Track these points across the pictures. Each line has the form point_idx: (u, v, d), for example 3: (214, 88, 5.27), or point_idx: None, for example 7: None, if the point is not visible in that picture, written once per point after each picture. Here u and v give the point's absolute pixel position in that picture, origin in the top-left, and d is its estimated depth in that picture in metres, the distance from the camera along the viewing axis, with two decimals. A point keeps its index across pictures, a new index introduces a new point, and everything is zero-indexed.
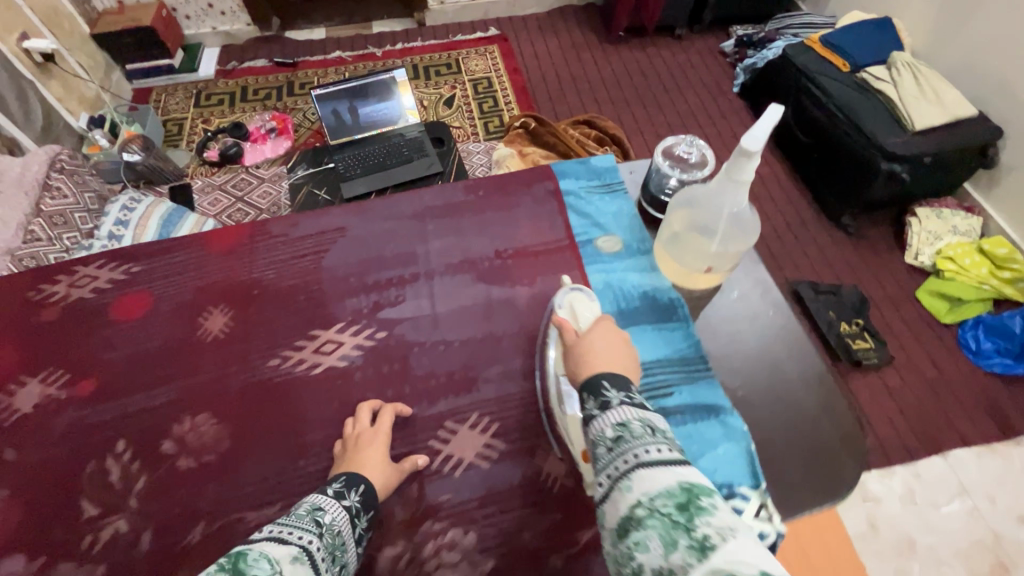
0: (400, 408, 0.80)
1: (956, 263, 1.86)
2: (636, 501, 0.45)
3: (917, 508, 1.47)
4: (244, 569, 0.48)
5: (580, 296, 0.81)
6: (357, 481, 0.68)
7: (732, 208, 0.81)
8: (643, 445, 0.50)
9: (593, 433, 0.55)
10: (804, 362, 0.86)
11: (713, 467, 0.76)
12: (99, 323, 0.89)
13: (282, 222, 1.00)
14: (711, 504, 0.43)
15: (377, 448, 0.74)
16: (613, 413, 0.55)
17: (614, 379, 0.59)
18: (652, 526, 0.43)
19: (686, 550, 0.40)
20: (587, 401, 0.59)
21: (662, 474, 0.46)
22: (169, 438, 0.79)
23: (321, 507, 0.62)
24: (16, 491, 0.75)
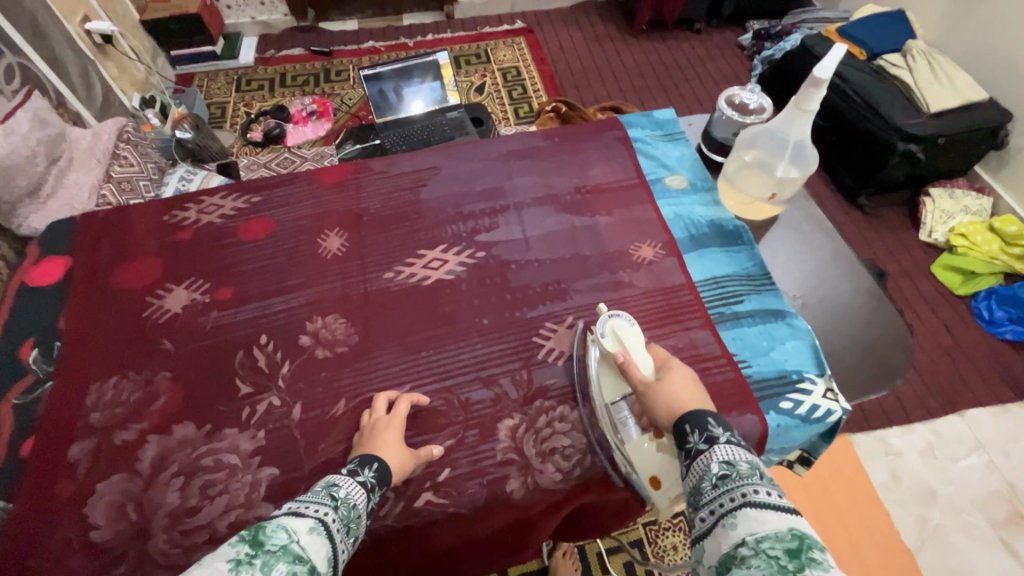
0: (416, 399, 0.82)
1: (968, 239, 1.98)
2: (743, 539, 0.49)
3: (935, 461, 1.57)
4: (262, 540, 0.51)
5: (622, 323, 0.82)
6: (371, 459, 0.71)
7: (799, 134, 0.94)
8: (752, 485, 0.54)
9: (700, 466, 0.60)
10: (856, 280, 1.00)
11: (785, 357, 0.88)
12: (230, 242, 1.01)
13: (382, 162, 1.13)
14: (823, 559, 0.45)
15: (394, 430, 0.76)
16: (721, 453, 0.60)
17: (717, 418, 0.66)
18: (755, 565, 0.46)
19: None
20: (691, 434, 0.64)
21: (771, 517, 0.50)
22: (306, 333, 0.90)
23: (335, 484, 0.66)
24: (179, 373, 0.86)
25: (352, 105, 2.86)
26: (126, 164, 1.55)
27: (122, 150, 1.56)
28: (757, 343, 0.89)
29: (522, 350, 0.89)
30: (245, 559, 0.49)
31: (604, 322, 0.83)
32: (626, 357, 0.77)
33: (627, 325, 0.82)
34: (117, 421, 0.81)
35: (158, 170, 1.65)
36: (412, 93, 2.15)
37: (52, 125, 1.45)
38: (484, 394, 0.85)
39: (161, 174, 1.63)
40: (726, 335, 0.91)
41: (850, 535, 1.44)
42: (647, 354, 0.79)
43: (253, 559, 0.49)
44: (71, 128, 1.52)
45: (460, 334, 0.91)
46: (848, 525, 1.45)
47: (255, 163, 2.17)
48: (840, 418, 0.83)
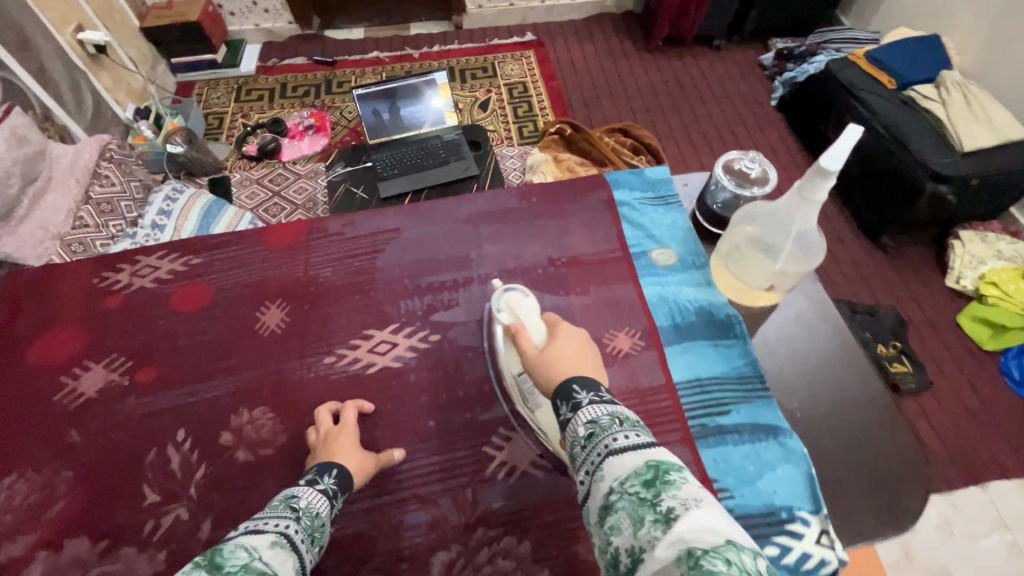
0: (361, 404, 0.80)
1: (1000, 288, 1.79)
2: (609, 489, 0.47)
3: (953, 539, 1.42)
4: (220, 562, 0.45)
5: (517, 296, 0.81)
6: (329, 466, 0.69)
7: (804, 223, 0.79)
8: (612, 434, 0.52)
9: (570, 434, 0.56)
10: (867, 388, 0.86)
11: (773, 489, 0.75)
12: (160, 312, 0.91)
13: (338, 221, 1.02)
14: (678, 478, 0.46)
15: (347, 439, 0.75)
16: (583, 412, 0.56)
17: (583, 382, 0.60)
18: (622, 506, 0.45)
19: (652, 524, 0.43)
20: (559, 406, 0.60)
21: (629, 457, 0.48)
22: (228, 429, 0.80)
23: (294, 495, 0.62)
24: (80, 475, 0.76)
25: (350, 119, 2.77)
26: (106, 184, 1.43)
27: (104, 169, 1.46)
28: (743, 468, 0.77)
29: (469, 464, 0.78)
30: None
31: (499, 296, 0.82)
32: (515, 323, 0.75)
33: (523, 297, 0.81)
34: (6, 530, 0.73)
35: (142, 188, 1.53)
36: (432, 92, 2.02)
37: (31, 143, 1.35)
38: (419, 518, 0.74)
39: (146, 193, 1.50)
40: (708, 456, 0.78)
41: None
42: (537, 322, 0.76)
43: None
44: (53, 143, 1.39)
45: (401, 437, 0.80)
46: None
47: (247, 179, 2.00)
48: (836, 569, 0.70)
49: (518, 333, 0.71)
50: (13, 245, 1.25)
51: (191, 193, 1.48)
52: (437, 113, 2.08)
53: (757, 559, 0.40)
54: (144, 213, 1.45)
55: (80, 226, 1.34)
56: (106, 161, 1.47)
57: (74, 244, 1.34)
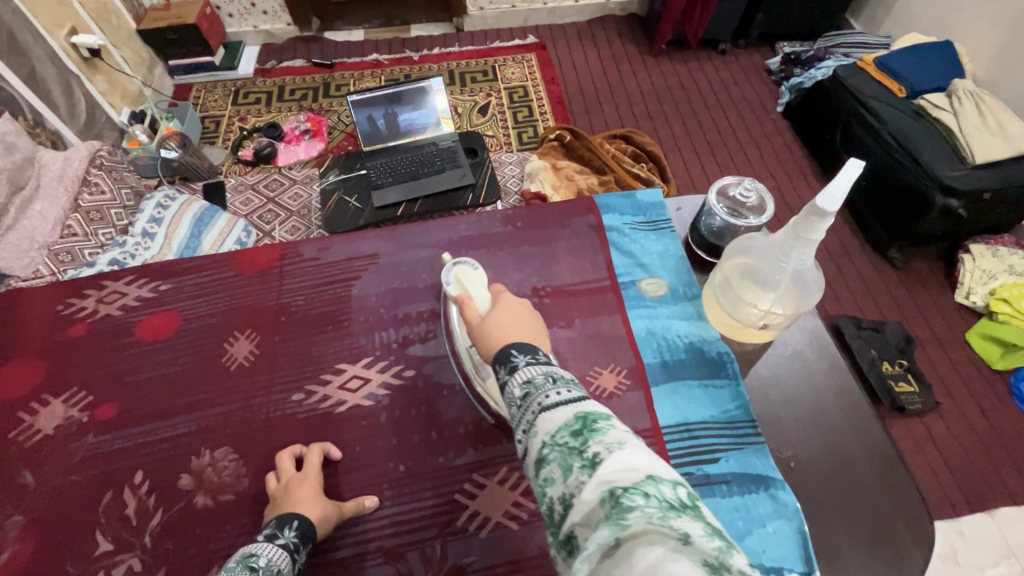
0: (328, 448, 0.77)
1: (1011, 305, 1.73)
2: (541, 443, 0.47)
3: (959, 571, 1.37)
4: None
5: (465, 269, 0.80)
6: (289, 518, 0.67)
7: (799, 264, 0.74)
8: (544, 391, 0.52)
9: (508, 395, 0.56)
10: (866, 434, 0.80)
11: (761, 547, 0.70)
12: (125, 343, 0.88)
13: (314, 246, 0.98)
14: (604, 425, 0.46)
15: (309, 487, 0.71)
16: (519, 373, 0.56)
17: (522, 345, 0.60)
18: (553, 458, 0.46)
19: (579, 470, 0.43)
20: (497, 369, 0.59)
21: (561, 410, 0.49)
22: (188, 472, 0.76)
23: (253, 554, 0.63)
24: (32, 519, 0.73)
25: (347, 124, 2.73)
26: (95, 191, 1.36)
27: (93, 176, 1.39)
28: (731, 523, 0.72)
29: (439, 514, 0.74)
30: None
31: (450, 269, 0.82)
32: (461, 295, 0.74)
33: (472, 270, 0.81)
34: None
35: (133, 195, 1.47)
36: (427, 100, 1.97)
37: (17, 151, 1.31)
38: (384, 572, 0.70)
39: (137, 200, 1.45)
40: None
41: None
42: (484, 291, 0.75)
43: None
44: (42, 151, 1.36)
45: (368, 482, 0.76)
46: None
47: (242, 185, 1.94)
48: None
49: (461, 303, 0.71)
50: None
51: (182, 202, 1.42)
52: (428, 119, 2.03)
53: (679, 489, 0.41)
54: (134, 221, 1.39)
55: (69, 235, 1.28)
56: (97, 168, 1.41)
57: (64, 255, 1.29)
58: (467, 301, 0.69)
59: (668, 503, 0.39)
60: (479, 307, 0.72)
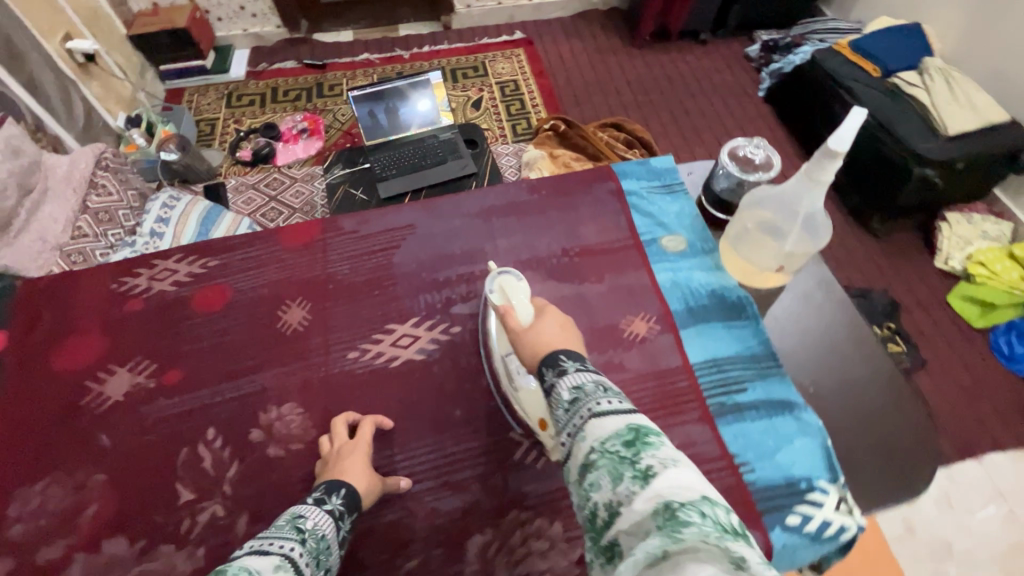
0: (380, 420, 0.80)
1: (987, 268, 1.84)
2: (590, 448, 0.48)
3: (952, 512, 1.47)
4: None
5: (510, 279, 0.83)
6: (338, 485, 0.69)
7: (809, 207, 0.83)
8: (596, 399, 0.53)
9: (554, 399, 0.57)
10: (874, 361, 0.89)
11: (791, 461, 0.78)
12: (181, 315, 0.92)
13: (353, 219, 1.03)
14: (657, 440, 0.47)
15: (359, 456, 0.75)
16: (568, 379, 0.57)
17: (570, 352, 0.62)
18: (602, 465, 0.46)
19: (630, 480, 0.44)
20: (545, 374, 0.61)
21: (612, 419, 0.49)
22: (258, 427, 0.81)
23: (302, 515, 0.63)
24: (114, 476, 0.77)
25: (344, 122, 2.76)
26: (104, 194, 1.37)
27: (99, 177, 1.40)
28: (762, 442, 0.79)
29: (497, 451, 0.80)
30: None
31: (493, 279, 0.84)
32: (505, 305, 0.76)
33: (514, 281, 0.82)
34: (42, 534, 0.73)
35: (140, 197, 1.48)
36: (419, 93, 1.98)
37: (25, 154, 1.31)
38: (453, 504, 0.76)
39: (144, 202, 1.45)
40: (727, 432, 0.81)
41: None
42: (527, 301, 0.77)
43: None
44: (47, 154, 1.35)
45: (428, 427, 0.82)
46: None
47: (244, 185, 1.99)
48: (854, 535, 0.74)
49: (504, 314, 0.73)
50: (15, 257, 1.23)
51: (190, 199, 1.44)
52: (425, 117, 2.03)
53: (730, 515, 0.41)
54: (141, 221, 1.41)
55: (80, 236, 1.30)
56: (102, 170, 1.41)
57: (73, 255, 1.31)
58: (509, 310, 0.72)
59: (723, 526, 0.39)
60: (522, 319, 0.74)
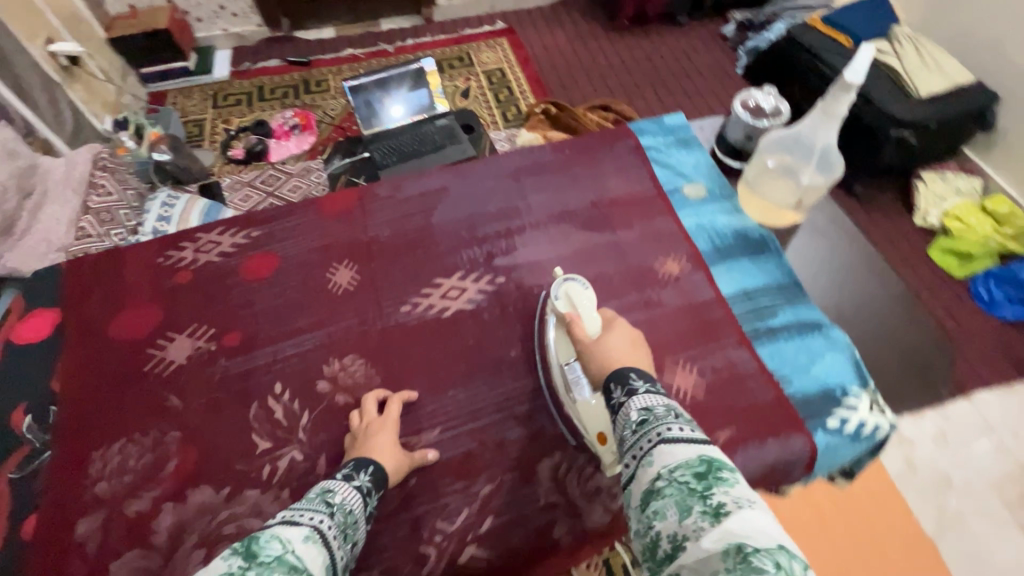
0: (406, 397, 0.81)
1: (963, 221, 1.83)
2: (657, 474, 0.49)
3: (951, 449, 1.44)
4: (256, 552, 0.49)
5: (575, 286, 0.81)
6: (366, 462, 0.70)
7: (826, 141, 0.93)
8: (666, 424, 0.53)
9: (621, 418, 0.58)
10: (888, 285, 1.03)
11: (826, 373, 0.85)
12: (231, 282, 0.95)
13: (388, 186, 1.07)
14: (730, 477, 0.47)
15: (388, 436, 0.75)
16: (638, 400, 0.58)
17: (640, 371, 0.64)
18: (669, 494, 0.47)
19: (700, 514, 0.44)
20: (613, 389, 0.63)
21: (684, 448, 0.50)
22: (323, 378, 0.85)
23: (332, 489, 0.64)
24: (189, 432, 0.79)
25: (336, 116, 2.46)
26: (103, 194, 1.35)
27: (98, 178, 1.39)
28: (797, 359, 0.86)
29: None
30: (238, 571, 0.47)
31: (558, 285, 0.83)
32: (572, 313, 0.77)
33: (581, 288, 0.81)
34: (128, 489, 0.75)
35: (138, 198, 1.44)
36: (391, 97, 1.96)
37: (21, 156, 1.33)
38: (519, 433, 0.80)
39: (142, 202, 1.42)
40: (764, 352, 0.87)
41: (854, 538, 1.31)
42: (594, 311, 0.78)
43: (245, 572, 0.47)
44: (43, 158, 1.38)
45: (486, 368, 0.86)
46: (850, 525, 1.32)
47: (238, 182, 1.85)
48: (887, 432, 0.81)
49: (571, 321, 0.76)
50: (18, 259, 1.22)
51: (189, 197, 1.39)
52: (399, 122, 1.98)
53: (804, 568, 0.41)
54: (143, 220, 1.37)
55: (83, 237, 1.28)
56: (99, 170, 1.40)
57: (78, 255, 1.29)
58: (576, 319, 0.75)
59: None
60: (589, 330, 0.75)
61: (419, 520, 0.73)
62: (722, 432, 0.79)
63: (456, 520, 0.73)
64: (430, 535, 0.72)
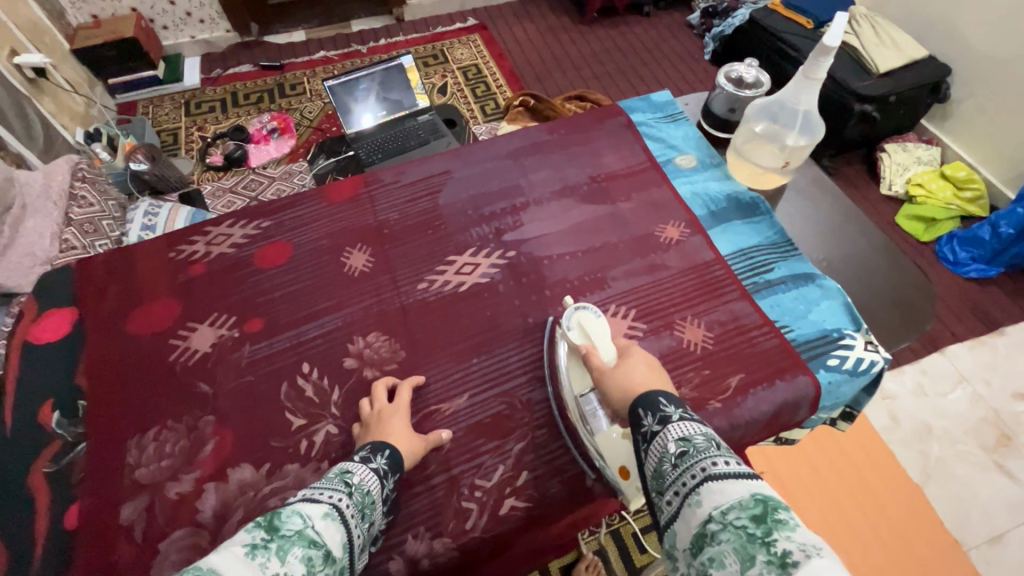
0: (414, 381, 0.83)
1: (925, 188, 1.95)
2: (710, 517, 0.47)
3: (927, 399, 1.54)
4: (277, 525, 0.51)
5: (588, 316, 0.83)
6: (382, 446, 0.71)
7: (808, 104, 1.01)
8: (710, 459, 0.52)
9: (658, 449, 0.57)
10: (871, 237, 1.11)
11: (822, 318, 0.91)
12: (247, 271, 0.96)
13: (392, 171, 1.10)
14: (789, 519, 0.44)
15: (401, 419, 0.77)
16: (674, 430, 0.58)
17: (670, 398, 0.64)
18: (725, 540, 0.45)
19: (766, 565, 0.41)
20: (644, 417, 0.63)
21: (733, 486, 0.48)
22: (349, 355, 0.87)
23: (349, 470, 0.65)
24: (222, 415, 0.81)
25: (314, 118, 2.40)
26: (85, 204, 1.31)
27: (77, 189, 1.34)
28: (795, 307, 0.93)
29: None
30: (262, 543, 0.49)
31: (570, 315, 0.84)
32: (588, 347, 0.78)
33: (594, 317, 0.82)
34: (167, 473, 0.76)
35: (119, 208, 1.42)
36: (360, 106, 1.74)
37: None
38: (544, 393, 0.84)
39: (124, 211, 1.40)
40: (764, 303, 0.93)
41: (850, 488, 1.36)
42: (609, 344, 0.79)
43: (269, 543, 0.49)
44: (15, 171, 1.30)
45: (506, 336, 0.90)
46: (845, 476, 1.38)
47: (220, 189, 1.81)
48: (882, 367, 0.88)
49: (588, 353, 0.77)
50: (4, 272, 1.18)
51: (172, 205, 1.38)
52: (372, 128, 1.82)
53: None
54: (127, 231, 1.35)
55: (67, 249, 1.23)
56: (79, 181, 1.36)
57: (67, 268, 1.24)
58: (593, 350, 0.76)
59: None
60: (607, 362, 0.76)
61: (458, 478, 0.77)
62: (733, 377, 0.84)
63: (493, 477, 0.77)
64: (470, 491, 0.76)
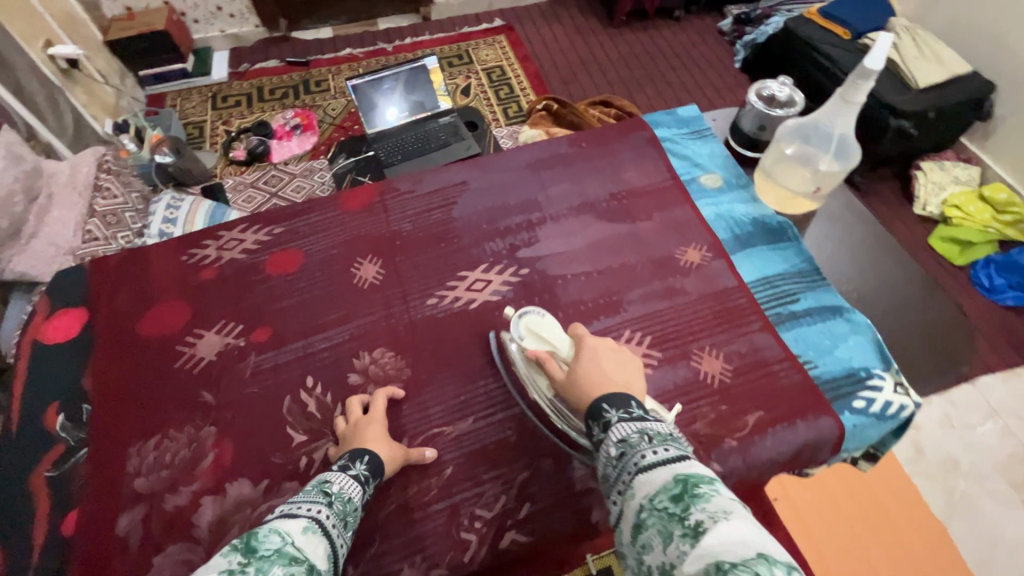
0: (391, 391, 0.81)
1: (961, 210, 1.86)
2: (640, 507, 0.46)
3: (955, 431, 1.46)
4: (255, 546, 0.46)
5: (535, 319, 0.79)
6: (361, 453, 0.69)
7: (843, 127, 0.96)
8: (640, 450, 0.51)
9: (603, 456, 0.55)
10: (905, 266, 1.05)
11: (849, 355, 0.87)
12: (255, 279, 0.95)
13: (407, 180, 1.08)
14: (708, 490, 0.44)
15: (377, 428, 0.75)
16: (614, 432, 0.55)
17: (613, 399, 0.59)
18: (652, 524, 0.44)
19: (680, 539, 0.41)
20: (591, 426, 0.59)
21: (658, 473, 0.48)
22: (354, 370, 0.85)
23: (327, 481, 0.62)
24: (223, 427, 0.80)
25: (337, 115, 2.40)
26: (108, 197, 1.32)
27: (103, 181, 1.35)
28: (820, 342, 0.88)
29: None
30: (238, 567, 0.43)
31: (518, 323, 0.80)
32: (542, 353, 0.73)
33: (540, 319, 0.79)
34: (166, 484, 0.75)
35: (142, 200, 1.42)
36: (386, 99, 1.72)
37: None
38: None
39: (147, 203, 1.39)
40: (787, 337, 0.89)
41: (870, 523, 1.30)
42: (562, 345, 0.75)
43: (246, 567, 0.43)
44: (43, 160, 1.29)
45: None
46: (864, 510, 1.32)
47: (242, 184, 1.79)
48: (913, 412, 0.83)
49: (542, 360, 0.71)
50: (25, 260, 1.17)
51: (193, 200, 1.38)
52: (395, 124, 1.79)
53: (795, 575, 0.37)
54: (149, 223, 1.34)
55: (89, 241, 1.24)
56: (103, 173, 1.36)
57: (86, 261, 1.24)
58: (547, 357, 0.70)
59: None
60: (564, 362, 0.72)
61: (458, 506, 0.74)
62: (751, 415, 0.80)
63: (495, 506, 0.74)
64: (470, 521, 0.73)
